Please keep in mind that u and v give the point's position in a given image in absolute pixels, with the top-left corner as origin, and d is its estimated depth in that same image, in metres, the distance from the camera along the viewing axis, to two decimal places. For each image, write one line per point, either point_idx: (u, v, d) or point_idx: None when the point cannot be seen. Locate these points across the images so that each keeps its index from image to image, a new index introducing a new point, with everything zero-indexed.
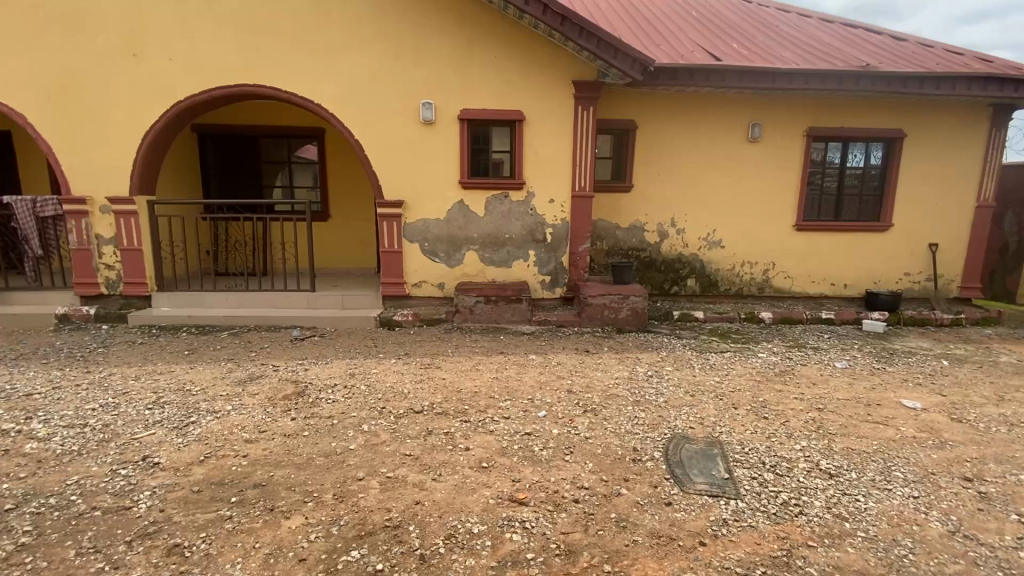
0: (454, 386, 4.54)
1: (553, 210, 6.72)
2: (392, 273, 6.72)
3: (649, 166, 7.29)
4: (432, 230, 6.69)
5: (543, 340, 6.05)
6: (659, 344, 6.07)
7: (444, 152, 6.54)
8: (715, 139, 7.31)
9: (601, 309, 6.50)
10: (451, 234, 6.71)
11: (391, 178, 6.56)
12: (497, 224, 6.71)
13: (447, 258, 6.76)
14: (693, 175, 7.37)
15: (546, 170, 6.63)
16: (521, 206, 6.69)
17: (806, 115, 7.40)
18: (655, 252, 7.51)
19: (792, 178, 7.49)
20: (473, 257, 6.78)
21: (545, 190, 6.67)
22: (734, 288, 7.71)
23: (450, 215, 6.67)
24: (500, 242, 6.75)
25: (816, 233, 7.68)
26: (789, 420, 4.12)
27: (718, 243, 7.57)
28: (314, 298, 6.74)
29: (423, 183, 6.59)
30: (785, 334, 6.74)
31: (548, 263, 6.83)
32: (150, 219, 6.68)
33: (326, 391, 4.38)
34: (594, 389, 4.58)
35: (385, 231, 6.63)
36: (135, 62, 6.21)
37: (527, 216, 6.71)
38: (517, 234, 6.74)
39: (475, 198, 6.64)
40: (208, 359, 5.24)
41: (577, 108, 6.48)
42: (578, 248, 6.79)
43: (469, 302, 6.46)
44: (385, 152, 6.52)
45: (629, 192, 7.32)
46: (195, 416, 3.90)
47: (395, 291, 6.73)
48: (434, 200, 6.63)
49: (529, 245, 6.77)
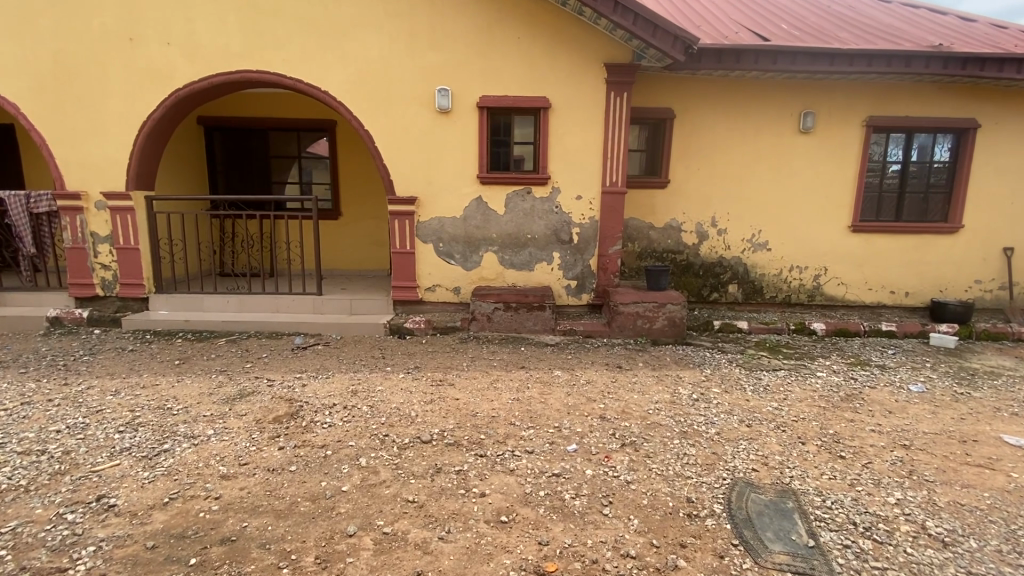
0: (469, 409, 3.93)
1: (581, 207, 6.07)
2: (403, 276, 6.17)
3: (687, 160, 6.59)
4: (447, 229, 6.11)
5: (569, 352, 5.41)
6: (701, 359, 5.37)
7: (461, 144, 5.95)
8: (761, 130, 6.58)
9: (634, 318, 5.83)
10: (468, 233, 6.12)
11: (403, 171, 6.00)
12: (518, 223, 6.09)
13: (463, 260, 6.17)
14: (738, 170, 6.65)
15: (573, 163, 5.99)
16: (545, 204, 6.06)
17: (865, 102, 6.59)
18: (692, 255, 6.79)
19: (847, 173, 6.70)
20: (492, 259, 6.17)
21: (572, 186, 6.03)
22: (780, 296, 6.95)
23: (467, 213, 6.08)
24: (523, 243, 6.13)
25: (874, 235, 6.85)
26: (872, 462, 3.39)
27: (763, 245, 6.83)
28: (320, 303, 6.23)
29: (437, 178, 6.01)
30: (843, 349, 5.96)
31: (574, 267, 6.19)
32: (149, 215, 6.25)
33: (322, 413, 3.81)
34: (632, 415, 3.92)
35: (397, 230, 6.08)
36: (132, 47, 5.79)
37: (552, 214, 6.08)
38: (541, 234, 6.11)
39: (495, 194, 6.04)
40: (197, 371, 4.74)
41: (609, 94, 5.82)
42: (608, 251, 6.13)
43: (487, 309, 5.85)
44: (396, 144, 5.96)
45: (664, 188, 6.62)
46: (169, 442, 3.38)
47: (407, 296, 6.18)
48: (450, 196, 6.04)
49: (553, 246, 6.14)
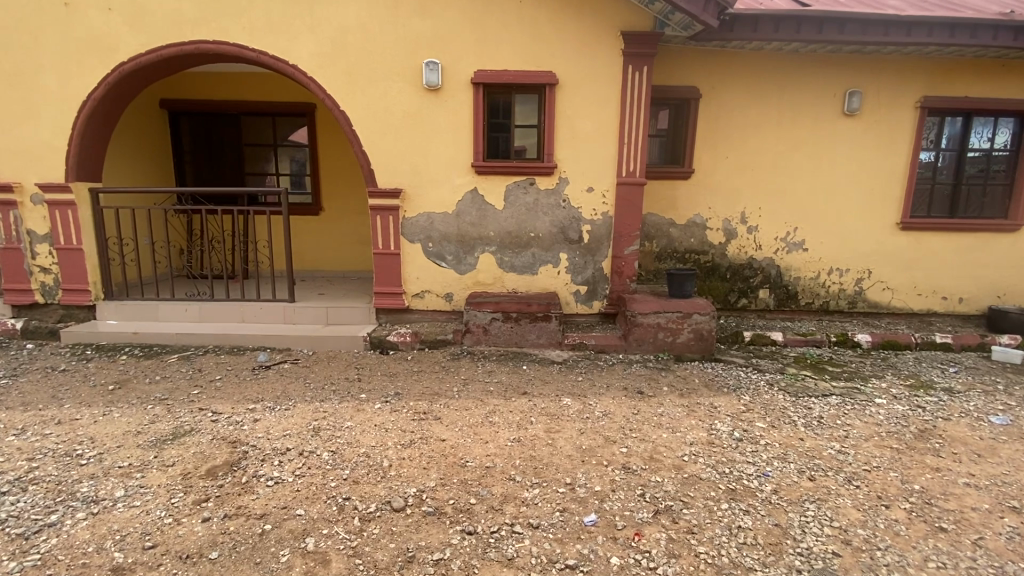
0: (457, 456, 3.12)
1: (592, 201, 5.23)
2: (387, 281, 5.35)
3: (713, 147, 5.75)
4: (437, 227, 5.29)
5: (579, 373, 4.59)
6: (735, 382, 4.56)
7: (454, 127, 5.11)
8: (798, 112, 5.73)
9: (654, 331, 5.01)
10: (462, 231, 5.29)
11: (386, 160, 5.16)
12: (519, 220, 5.26)
13: (456, 263, 5.35)
14: (772, 158, 5.81)
15: (584, 149, 5.14)
16: (551, 197, 5.23)
17: (919, 80, 5.72)
18: (718, 255, 5.96)
19: (896, 162, 5.85)
20: (489, 262, 5.35)
21: (583, 176, 5.19)
22: (817, 302, 6.12)
23: (461, 208, 5.25)
24: (525, 243, 5.30)
25: (925, 233, 6.00)
26: (986, 538, 2.57)
27: (800, 244, 5.99)
28: (291, 312, 5.41)
29: (426, 167, 5.18)
30: (897, 366, 5.12)
31: (584, 270, 5.36)
32: (94, 211, 5.43)
33: (271, 464, 3.00)
34: (663, 465, 3.10)
35: (379, 228, 5.25)
36: (68, 13, 4.96)
37: (559, 209, 5.24)
38: (546, 232, 5.28)
39: (493, 186, 5.21)
40: (132, 399, 3.94)
41: (625, 68, 4.97)
42: (623, 252, 5.30)
43: (483, 320, 5.02)
44: (378, 127, 5.12)
45: (687, 179, 5.77)
46: (61, 511, 2.58)
47: (391, 303, 5.36)
48: (441, 189, 5.21)
49: (560, 246, 5.31)
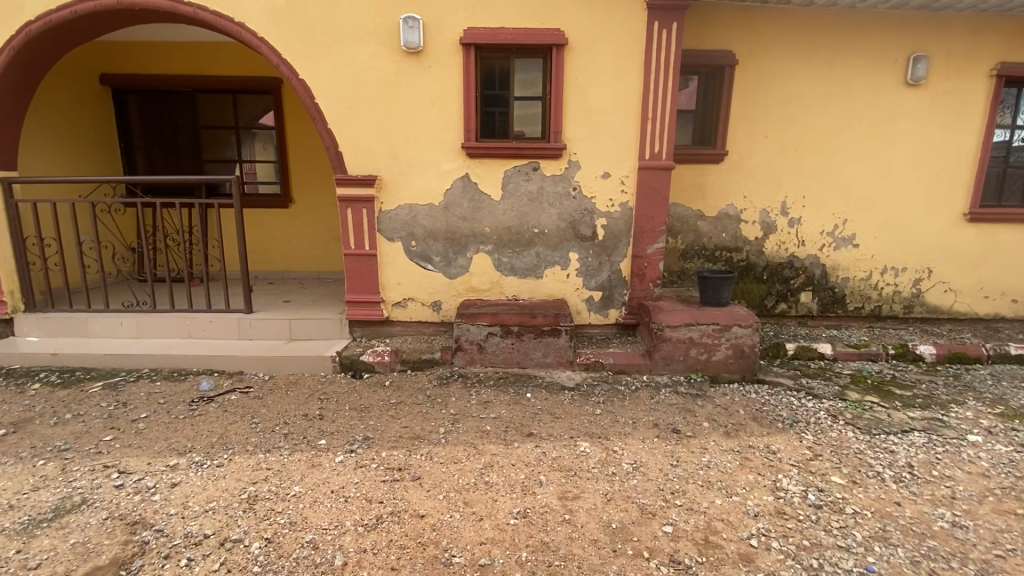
0: (439, 548, 2.25)
1: (608, 190, 4.32)
2: (362, 288, 4.44)
3: (751, 123, 4.83)
4: (422, 221, 4.37)
5: (596, 403, 3.72)
6: (789, 414, 3.69)
7: (440, 99, 4.18)
8: (852, 82, 4.80)
9: (684, 347, 4.13)
10: (451, 227, 4.37)
11: (358, 140, 4.23)
12: (521, 212, 4.35)
13: (445, 264, 4.44)
14: (820, 136, 4.88)
15: (599, 126, 4.22)
16: (559, 185, 4.31)
17: (997, 42, 4.78)
18: (754, 253, 5.06)
19: (965, 141, 4.93)
20: (485, 264, 4.44)
21: (597, 159, 4.27)
22: (868, 307, 5.24)
23: (449, 198, 4.33)
24: (527, 240, 4.39)
25: (996, 225, 5.10)
26: None
27: (849, 240, 5.08)
28: (248, 326, 4.52)
29: (407, 149, 4.25)
30: (977, 388, 4.26)
31: (598, 273, 4.46)
32: (8, 207, 4.49)
33: (174, 567, 2.13)
34: (726, 559, 2.24)
35: (351, 224, 4.33)
36: None
37: (568, 200, 4.33)
38: (553, 228, 4.37)
39: (489, 172, 4.28)
40: (24, 450, 3.05)
41: (651, 24, 4.03)
42: (646, 251, 4.40)
43: (479, 335, 4.12)
44: (346, 100, 4.17)
45: (718, 162, 4.86)
46: None
47: (367, 314, 4.47)
48: (426, 176, 4.29)
49: (569, 244, 4.40)
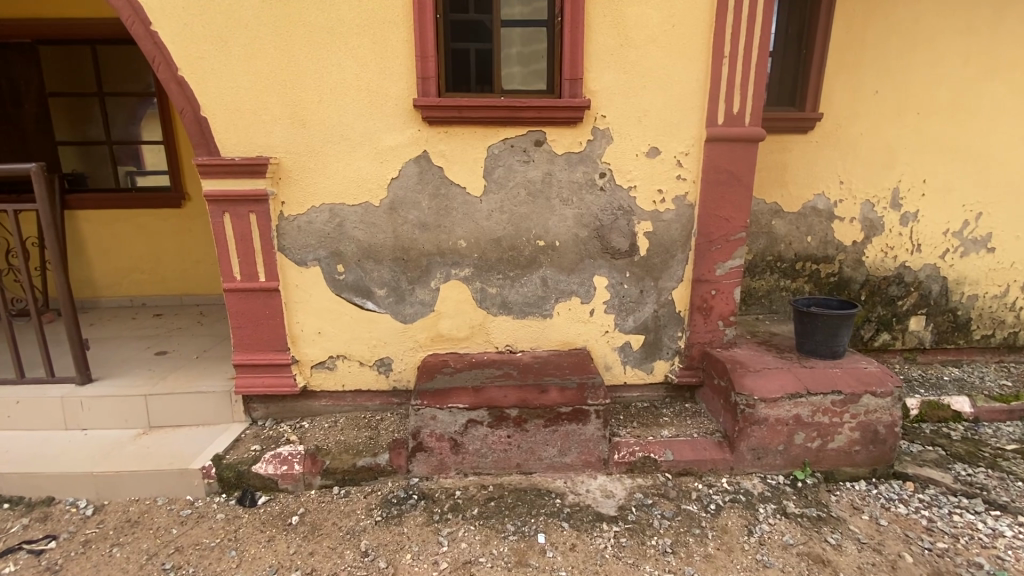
0: None
1: (655, 175, 2.66)
2: (259, 342, 2.74)
3: (853, 72, 3.22)
4: (352, 233, 2.65)
5: (662, 557, 2.11)
6: (991, 561, 2.15)
7: (374, 23, 2.44)
8: (1004, 7, 3.20)
9: (785, 431, 2.55)
10: (400, 241, 2.67)
11: (237, 97, 2.47)
12: (516, 215, 2.67)
13: (395, 302, 2.75)
14: (950, 91, 3.30)
15: (643, 70, 2.54)
16: (575, 170, 2.64)
17: None
18: (851, 264, 3.49)
19: None
20: (459, 298, 2.77)
21: (640, 126, 2.60)
22: (999, 334, 3.73)
23: (397, 193, 2.62)
24: (526, 260, 2.73)
25: None
26: None
27: (982, 242, 3.54)
28: (81, 412, 2.79)
29: (321, 111, 2.51)
30: None
31: (638, 308, 2.83)
32: None
33: None
34: None
35: (233, 240, 2.59)
36: None
37: (592, 193, 2.67)
38: (568, 239, 2.71)
39: (460, 149, 2.58)
40: None
41: None
42: (714, 272, 2.76)
43: (452, 428, 2.44)
44: (211, 27, 2.40)
45: (804, 132, 3.25)
46: None
47: (270, 383, 2.78)
48: (358, 159, 2.57)
49: (593, 265, 2.76)
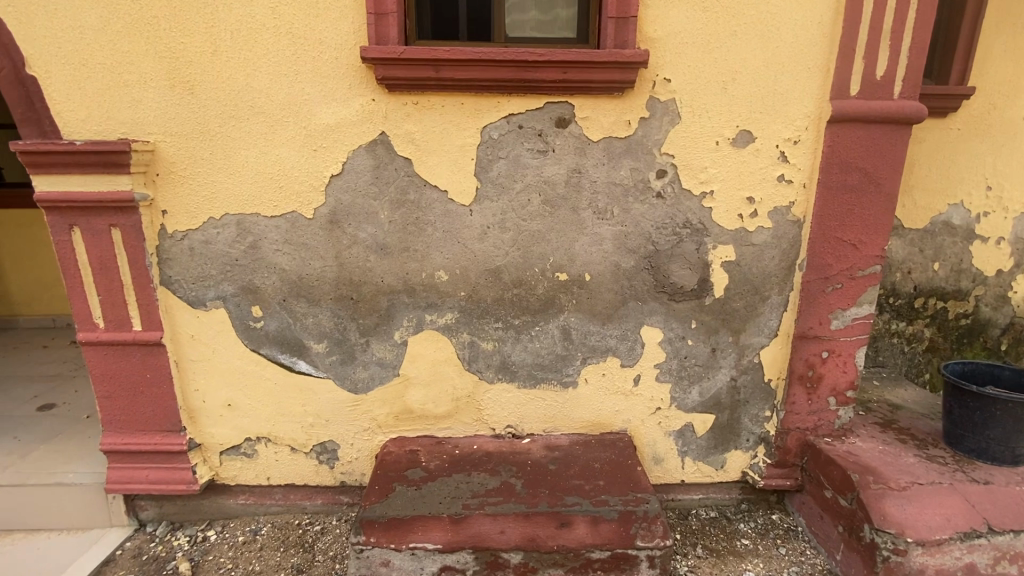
0: None
1: (744, 174, 1.70)
2: (139, 419, 1.83)
3: (1017, 28, 2.22)
4: (273, 260, 1.73)
5: None
6: None
7: None
8: None
9: None
10: (346, 273, 1.74)
11: (85, 45, 1.56)
12: (525, 236, 1.72)
13: (339, 361, 1.83)
14: None
15: (733, 7, 1.57)
16: (618, 166, 1.68)
17: None
18: (989, 302, 2.50)
19: None
20: (436, 359, 1.83)
21: (723, 99, 1.65)
22: None
23: (339, 199, 1.68)
24: (539, 303, 1.79)
25: None
26: None
27: None
28: None
29: (216, 67, 1.58)
30: None
31: (706, 376, 1.88)
32: None
33: None
34: None
35: (89, 268, 1.69)
36: None
37: (643, 203, 1.71)
38: (603, 272, 1.77)
39: (439, 130, 1.63)
40: None
41: None
42: (825, 325, 1.81)
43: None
44: None
45: (941, 114, 2.26)
46: None
47: (157, 477, 1.88)
48: (276, 146, 1.64)
49: (641, 313, 1.80)
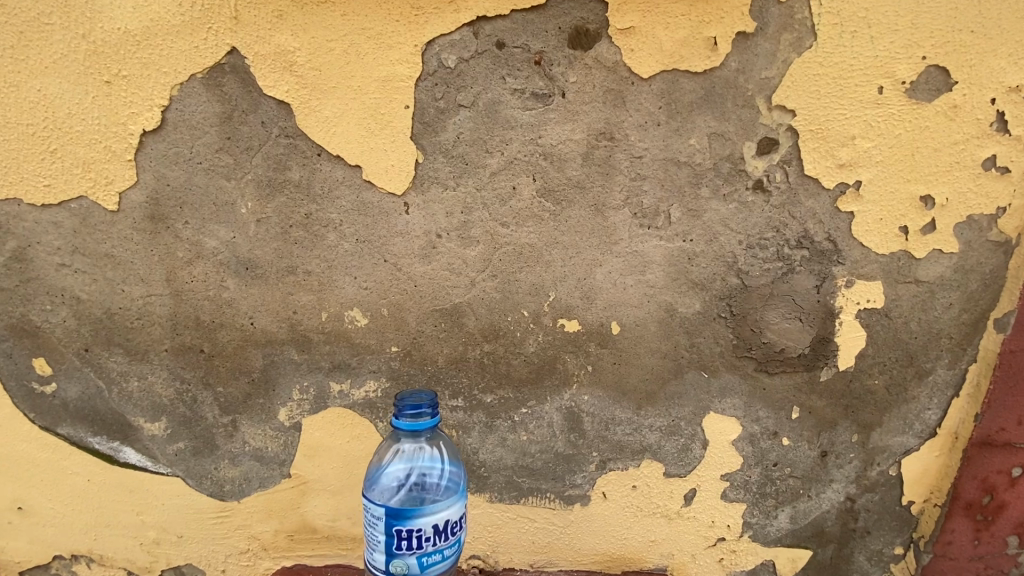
0: None
1: (919, 154, 0.90)
2: None
3: None
4: (59, 281, 0.98)
5: None
6: None
7: None
8: None
9: None
10: (188, 309, 0.98)
11: None
12: (506, 253, 0.95)
13: (191, 451, 1.08)
14: None
15: None
16: (685, 128, 0.88)
17: None
18: None
19: None
20: (352, 454, 1.08)
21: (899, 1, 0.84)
22: None
23: (163, 176, 0.91)
24: (527, 369, 1.03)
25: None
26: None
27: None
28: None
29: None
30: None
31: (805, 493, 1.12)
32: None
33: None
34: None
35: None
36: None
37: (727, 200, 0.92)
38: (642, 320, 0.99)
39: (341, 49, 0.85)
40: None
41: None
42: None
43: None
44: None
45: None
46: None
47: None
48: (38, 73, 0.87)
49: (705, 390, 1.04)
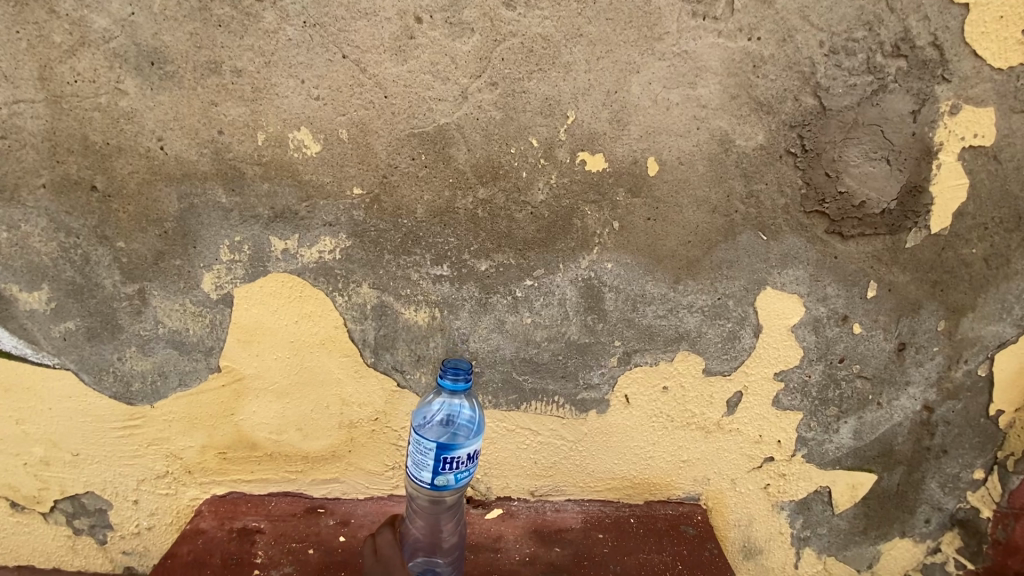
0: None
1: None
2: None
3: None
4: None
5: None
6: None
7: None
8: None
9: None
10: (73, 125, 0.72)
11: None
12: (511, 49, 0.71)
13: (85, 334, 0.81)
14: None
15: None
16: None
17: None
18: None
19: None
20: (302, 341, 0.83)
21: None
22: None
23: None
24: (534, 224, 0.78)
25: None
26: None
27: None
28: None
29: None
30: None
31: (874, 400, 0.90)
32: None
33: None
34: None
35: None
36: None
37: None
38: (687, 156, 0.76)
39: None
40: None
41: None
42: None
43: (417, 499, 0.82)
44: None
45: None
46: None
47: None
48: None
49: (762, 258, 0.81)
